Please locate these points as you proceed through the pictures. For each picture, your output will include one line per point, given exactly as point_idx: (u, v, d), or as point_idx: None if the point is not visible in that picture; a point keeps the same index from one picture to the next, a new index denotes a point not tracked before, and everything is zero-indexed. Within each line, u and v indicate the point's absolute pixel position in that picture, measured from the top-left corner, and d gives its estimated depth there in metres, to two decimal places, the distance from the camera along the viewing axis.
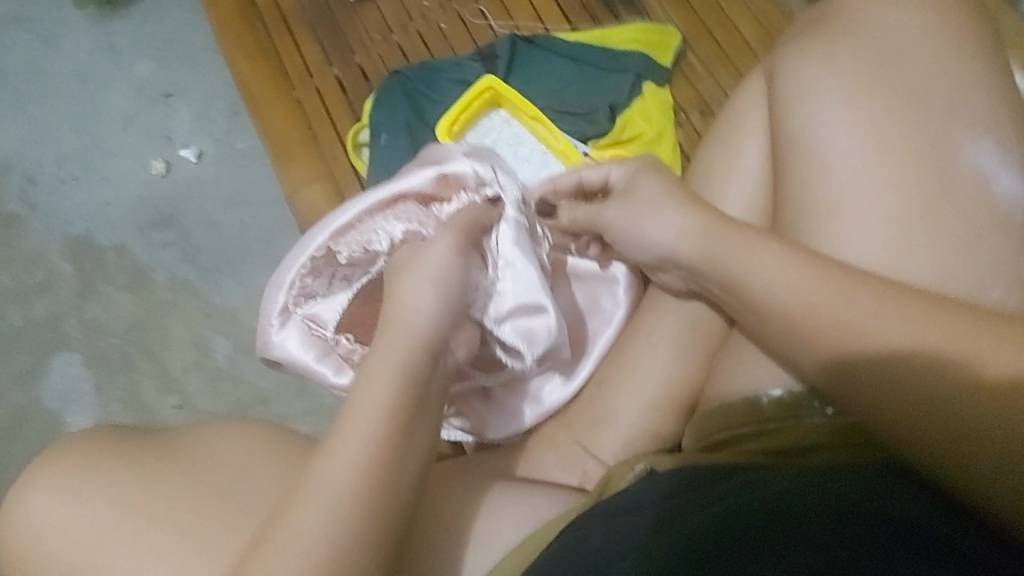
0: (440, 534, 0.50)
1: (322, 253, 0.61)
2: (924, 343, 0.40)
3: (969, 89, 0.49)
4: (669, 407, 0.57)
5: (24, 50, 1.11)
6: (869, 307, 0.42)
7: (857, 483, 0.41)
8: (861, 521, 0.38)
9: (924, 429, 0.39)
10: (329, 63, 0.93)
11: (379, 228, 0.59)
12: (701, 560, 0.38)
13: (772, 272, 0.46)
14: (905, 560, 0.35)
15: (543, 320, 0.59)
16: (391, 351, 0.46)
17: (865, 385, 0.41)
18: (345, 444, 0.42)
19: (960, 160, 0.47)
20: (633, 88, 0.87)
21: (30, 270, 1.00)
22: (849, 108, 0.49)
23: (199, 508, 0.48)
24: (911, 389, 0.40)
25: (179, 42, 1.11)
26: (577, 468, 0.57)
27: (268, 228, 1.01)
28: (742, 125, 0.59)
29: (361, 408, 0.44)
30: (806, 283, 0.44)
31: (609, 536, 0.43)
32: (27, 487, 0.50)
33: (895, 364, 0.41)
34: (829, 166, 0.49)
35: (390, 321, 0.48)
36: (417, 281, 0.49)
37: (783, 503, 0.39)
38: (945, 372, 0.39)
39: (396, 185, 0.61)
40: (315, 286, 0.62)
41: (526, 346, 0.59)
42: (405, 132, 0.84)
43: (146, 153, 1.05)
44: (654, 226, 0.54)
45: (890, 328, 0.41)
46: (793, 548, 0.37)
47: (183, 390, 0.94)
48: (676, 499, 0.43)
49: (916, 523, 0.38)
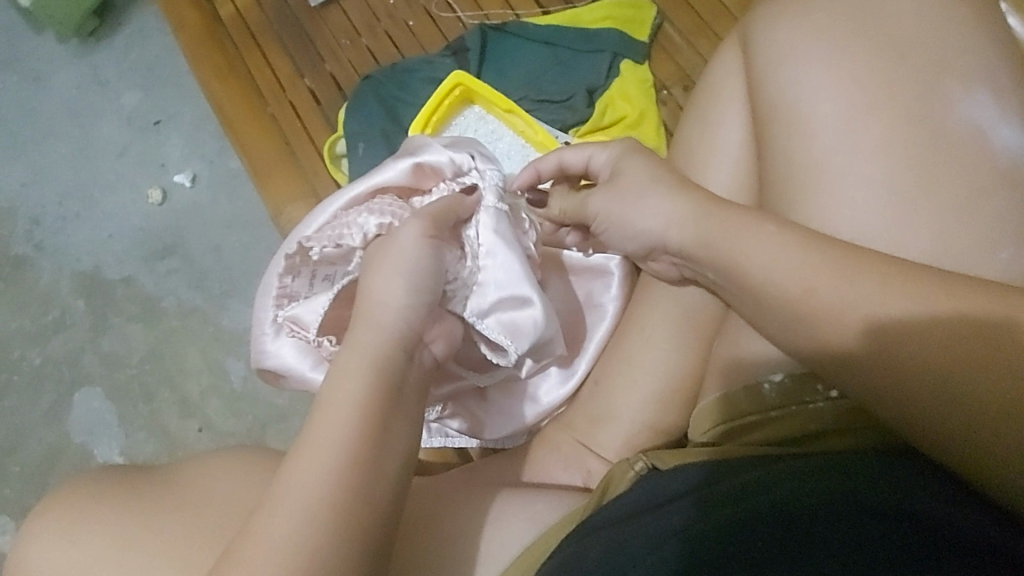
0: (447, 550, 0.49)
1: (297, 251, 0.61)
2: (931, 326, 0.37)
3: (957, 37, 0.46)
4: (668, 398, 0.56)
5: (13, 92, 1.12)
6: (869, 290, 0.39)
7: (863, 476, 0.41)
8: (860, 513, 0.38)
9: (936, 417, 0.37)
10: (301, 74, 0.92)
11: (351, 222, 0.59)
12: (707, 562, 0.38)
13: (759, 258, 0.43)
14: (902, 550, 0.36)
15: (528, 312, 0.59)
16: (359, 362, 0.45)
17: (871, 371, 0.39)
18: (317, 461, 0.41)
19: (949, 115, 0.44)
20: (610, 69, 0.85)
21: (44, 310, 1.01)
22: (831, 70, 0.46)
23: (210, 541, 0.48)
24: (920, 376, 0.37)
25: (160, 68, 1.11)
26: (580, 467, 0.57)
27: (267, 245, 1.00)
28: (719, 100, 0.57)
29: (333, 422, 0.42)
30: (799, 269, 0.41)
31: (613, 549, 0.42)
32: (43, 531, 0.51)
33: (902, 349, 0.38)
34: (813, 135, 0.46)
35: (363, 313, 0.47)
36: (385, 273, 0.48)
37: (783, 500, 0.40)
38: (958, 357, 0.37)
39: (373, 179, 0.62)
40: (296, 286, 0.61)
41: (510, 339, 0.58)
42: (381, 139, 0.84)
43: (143, 182, 1.06)
44: (630, 209, 0.51)
45: (895, 311, 0.38)
46: (793, 546, 0.37)
47: (203, 414, 0.95)
48: (680, 506, 0.43)
49: (913, 508, 0.38)
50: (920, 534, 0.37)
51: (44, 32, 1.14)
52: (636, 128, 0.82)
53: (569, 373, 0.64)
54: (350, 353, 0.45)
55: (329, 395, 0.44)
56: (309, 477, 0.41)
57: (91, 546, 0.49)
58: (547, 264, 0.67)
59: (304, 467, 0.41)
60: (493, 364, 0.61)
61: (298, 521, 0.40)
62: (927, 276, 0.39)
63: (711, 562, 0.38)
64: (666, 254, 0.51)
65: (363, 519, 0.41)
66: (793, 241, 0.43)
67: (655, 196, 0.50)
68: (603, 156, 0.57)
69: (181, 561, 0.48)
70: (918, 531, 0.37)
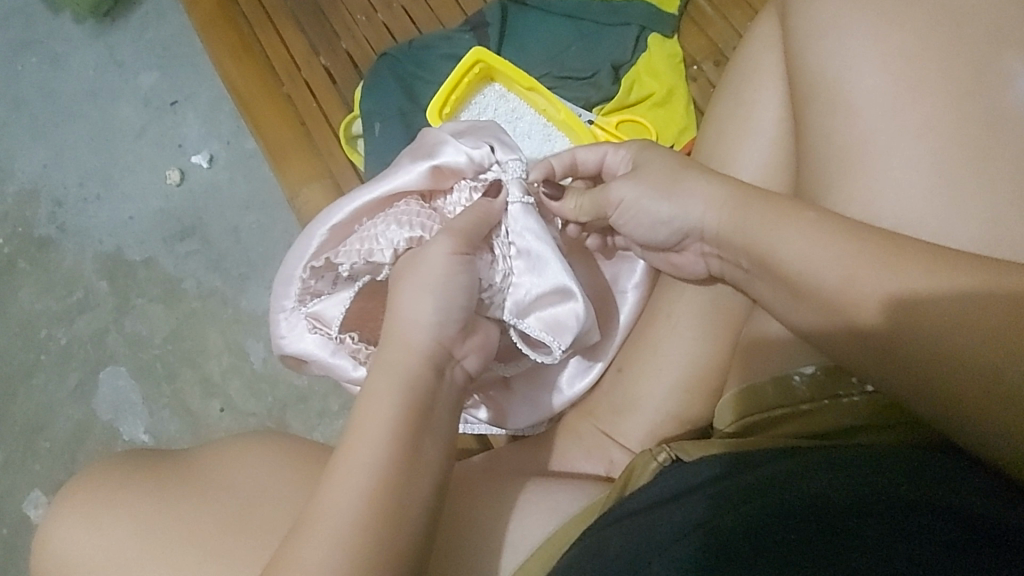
0: (467, 539, 0.48)
1: (325, 263, 0.59)
2: (978, 314, 0.35)
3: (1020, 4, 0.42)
4: (694, 389, 0.55)
5: (32, 72, 1.12)
6: (907, 278, 0.37)
7: (896, 470, 0.38)
8: (901, 511, 0.36)
9: (979, 414, 0.35)
10: (316, 53, 0.90)
11: (380, 235, 0.56)
12: (736, 558, 0.36)
13: (791, 247, 0.42)
14: (948, 551, 0.34)
15: (567, 306, 0.58)
16: (392, 370, 0.45)
17: (910, 365, 0.37)
18: (347, 465, 0.42)
19: (1009, 93, 0.41)
20: (637, 42, 0.82)
21: (68, 290, 1.02)
22: (877, 42, 0.43)
23: (234, 526, 0.49)
24: (965, 371, 0.35)
25: (178, 49, 1.10)
26: (602, 457, 0.56)
27: (285, 227, 1.00)
28: (755, 77, 0.54)
29: (367, 424, 0.43)
30: (837, 260, 0.39)
31: (630, 539, 0.41)
32: (67, 515, 0.51)
33: (945, 340, 0.35)
34: (855, 114, 0.43)
35: (393, 337, 0.47)
36: (416, 292, 0.47)
37: (817, 498, 0.37)
38: (1007, 347, 0.34)
39: (392, 186, 0.60)
40: (320, 286, 0.60)
41: (553, 336, 0.57)
42: (399, 120, 0.81)
43: (161, 163, 1.05)
44: (659, 199, 0.50)
45: (937, 299, 0.36)
46: (829, 546, 0.35)
47: (225, 394, 0.95)
48: (697, 497, 0.42)
49: (959, 506, 0.36)
50: (959, 531, 0.35)
51: (62, 12, 1.13)
52: (664, 107, 0.79)
53: (590, 364, 0.62)
54: (382, 370, 0.45)
55: (360, 400, 0.44)
56: (342, 486, 0.41)
57: (118, 529, 0.50)
58: (572, 251, 0.64)
59: (340, 473, 0.42)
60: (529, 358, 0.60)
61: (329, 522, 0.40)
62: (973, 262, 0.36)
63: (733, 554, 0.36)
64: (696, 244, 0.50)
65: (388, 516, 0.41)
66: (826, 229, 0.41)
67: (686, 195, 0.49)
68: (619, 156, 0.56)
69: (204, 546, 0.48)
70: (957, 528, 0.35)
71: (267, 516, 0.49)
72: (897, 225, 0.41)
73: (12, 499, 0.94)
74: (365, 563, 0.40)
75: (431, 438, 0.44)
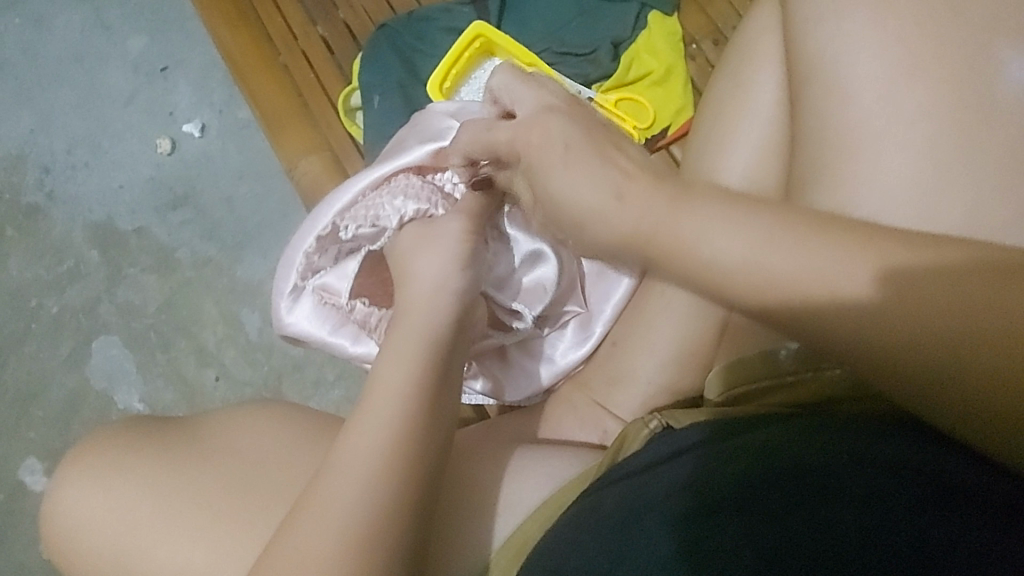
0: (466, 504, 0.50)
1: (329, 231, 0.61)
2: (972, 301, 0.34)
3: None
4: (686, 363, 0.56)
5: (16, 34, 1.09)
6: (908, 255, 0.35)
7: (874, 438, 0.40)
8: (879, 471, 0.38)
9: (940, 391, 0.34)
10: (313, 22, 0.88)
11: (387, 203, 0.58)
12: (724, 513, 0.38)
13: (742, 243, 0.37)
14: (921, 509, 0.36)
15: (539, 272, 0.62)
16: (408, 347, 0.48)
17: (909, 359, 0.34)
18: (357, 441, 0.44)
19: (1000, 83, 0.41)
20: (637, 21, 0.82)
21: (59, 259, 1.01)
22: (873, 28, 0.43)
23: (237, 490, 0.50)
24: (959, 363, 0.34)
25: (168, 13, 1.08)
26: (596, 426, 0.58)
27: (279, 198, 1.00)
28: (752, 59, 0.54)
29: (381, 397, 0.45)
30: (798, 236, 0.37)
31: (623, 496, 0.43)
32: (71, 481, 0.52)
33: (946, 334, 0.34)
34: (851, 97, 0.43)
35: (408, 307, 0.51)
36: (435, 258, 0.53)
37: (797, 460, 0.39)
38: (1003, 336, 0.33)
39: (396, 162, 0.61)
40: (322, 262, 0.62)
41: (526, 305, 0.62)
42: (398, 92, 0.81)
43: (152, 131, 1.04)
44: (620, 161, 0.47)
45: (925, 274, 0.34)
46: (809, 503, 0.37)
47: (220, 363, 0.96)
48: (686, 461, 0.43)
49: (934, 472, 0.38)
50: (934, 493, 0.36)
51: None
52: (663, 87, 0.79)
53: (585, 335, 0.65)
54: (394, 348, 0.48)
55: (375, 378, 0.47)
56: (348, 457, 0.43)
57: (123, 493, 0.51)
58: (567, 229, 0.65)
59: (351, 439, 0.44)
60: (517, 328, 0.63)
61: (339, 487, 0.42)
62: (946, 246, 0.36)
63: (721, 508, 0.38)
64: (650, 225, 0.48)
65: (390, 483, 0.42)
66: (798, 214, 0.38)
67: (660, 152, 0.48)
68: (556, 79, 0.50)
69: (208, 508, 0.50)
70: (931, 487, 0.37)
71: (270, 481, 0.50)
72: (869, 212, 0.43)
73: (8, 465, 0.95)
74: (372, 527, 0.41)
75: (436, 405, 0.46)
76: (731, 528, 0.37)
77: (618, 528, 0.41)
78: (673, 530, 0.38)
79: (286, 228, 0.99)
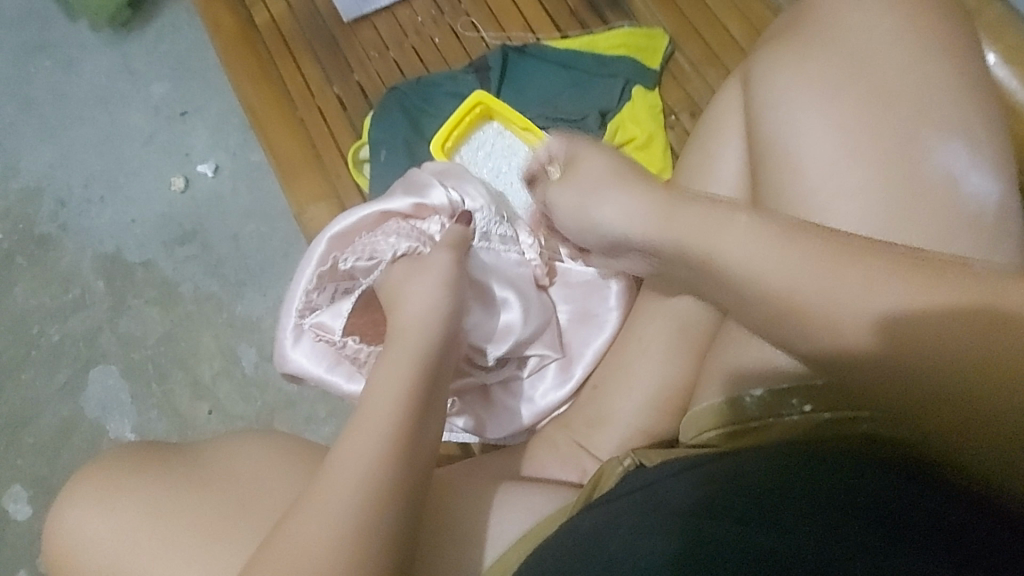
0: (448, 536, 0.53)
1: (326, 269, 0.65)
2: (971, 343, 0.38)
3: (940, 89, 0.46)
4: (662, 409, 0.60)
5: (46, 76, 1.16)
6: (906, 282, 0.39)
7: (853, 455, 0.45)
8: (858, 487, 0.42)
9: (926, 400, 0.39)
10: (329, 81, 0.96)
11: (383, 239, 0.63)
12: (721, 521, 0.42)
13: (747, 245, 0.44)
14: (893, 521, 0.40)
15: (508, 318, 0.67)
16: (396, 384, 0.51)
17: (915, 389, 0.39)
18: (341, 470, 0.46)
19: (926, 166, 0.45)
20: (622, 94, 0.89)
21: (65, 288, 1.05)
22: (817, 113, 0.47)
23: (227, 517, 0.53)
24: (943, 379, 0.38)
25: (192, 63, 1.15)
26: (576, 465, 0.61)
27: (283, 239, 1.05)
28: (720, 133, 0.60)
29: (367, 427, 0.49)
30: (798, 253, 0.42)
31: (617, 514, 0.47)
32: (70, 503, 0.55)
33: (945, 367, 0.38)
34: (801, 173, 0.47)
35: (400, 335, 0.55)
36: (421, 294, 0.57)
37: (784, 479, 0.43)
38: (1000, 374, 0.37)
39: (383, 207, 0.67)
40: (319, 301, 0.66)
41: (493, 345, 0.67)
42: (404, 149, 0.87)
43: (167, 171, 1.10)
44: (596, 203, 0.53)
45: (913, 294, 0.39)
46: (796, 512, 0.41)
47: (213, 397, 0.99)
48: (686, 479, 0.47)
49: (907, 489, 0.42)
50: (904, 507, 0.41)
51: (79, 21, 1.18)
52: (645, 152, 0.86)
53: (566, 376, 0.69)
54: (383, 381, 0.52)
55: (362, 408, 0.50)
56: (336, 485, 0.46)
57: (116, 516, 0.53)
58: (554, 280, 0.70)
59: (338, 467, 0.47)
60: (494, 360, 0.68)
61: (325, 511, 0.45)
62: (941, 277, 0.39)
63: (716, 518, 0.42)
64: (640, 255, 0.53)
65: (376, 511, 0.45)
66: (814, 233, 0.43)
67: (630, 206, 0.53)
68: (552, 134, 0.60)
69: (200, 533, 0.52)
70: (903, 502, 0.41)
71: (260, 509, 0.53)
72: None
73: None
74: (357, 550, 0.44)
75: (420, 440, 0.49)
76: (730, 534, 0.41)
77: (614, 537, 0.45)
78: (674, 536, 0.42)
79: (287, 268, 1.03)
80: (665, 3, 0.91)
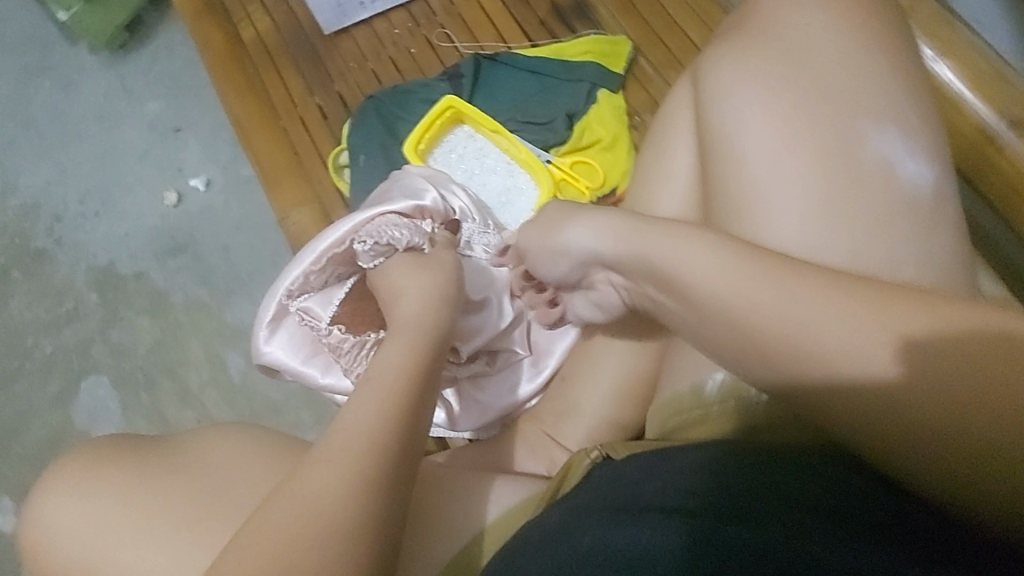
0: (418, 526, 0.54)
1: (330, 254, 0.67)
2: (934, 357, 0.37)
3: (870, 79, 0.49)
4: (626, 398, 0.61)
5: (45, 96, 1.20)
6: (851, 299, 0.39)
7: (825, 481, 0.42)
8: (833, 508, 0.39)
9: (887, 416, 0.37)
10: (313, 93, 0.99)
11: (393, 231, 0.65)
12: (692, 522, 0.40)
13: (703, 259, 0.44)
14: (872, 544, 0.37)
15: (482, 318, 0.69)
16: (380, 384, 0.51)
17: (906, 408, 0.37)
18: (323, 470, 0.46)
19: (864, 151, 0.47)
20: (589, 97, 0.91)
21: (59, 301, 1.07)
22: (761, 103, 0.49)
23: (200, 508, 0.53)
24: (899, 393, 0.37)
25: (185, 81, 1.19)
26: (545, 456, 0.62)
27: (272, 248, 1.07)
28: (673, 128, 0.62)
29: (350, 423, 0.49)
30: (749, 273, 0.42)
31: (591, 505, 0.46)
32: (48, 497, 0.56)
33: (934, 384, 0.36)
34: (745, 161, 0.49)
35: (400, 326, 0.57)
36: (418, 304, 0.59)
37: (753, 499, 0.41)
38: (982, 392, 0.35)
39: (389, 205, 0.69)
40: (314, 284, 0.68)
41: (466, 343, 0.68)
42: (380, 152, 0.90)
43: (159, 184, 1.13)
44: (583, 226, 0.54)
45: (859, 306, 0.39)
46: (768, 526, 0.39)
47: (201, 404, 1.00)
48: (658, 490, 0.45)
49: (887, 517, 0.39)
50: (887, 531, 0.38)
51: (77, 42, 1.23)
52: (611, 152, 0.89)
53: (538, 369, 0.71)
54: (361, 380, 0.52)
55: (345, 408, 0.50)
56: (317, 478, 0.46)
57: (92, 508, 0.55)
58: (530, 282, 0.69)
59: (322, 462, 0.46)
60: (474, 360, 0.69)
61: (292, 497, 0.45)
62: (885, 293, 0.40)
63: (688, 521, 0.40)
64: (604, 275, 0.54)
65: (348, 498, 0.45)
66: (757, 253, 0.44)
67: (606, 219, 0.54)
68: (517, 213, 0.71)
69: (174, 523, 0.53)
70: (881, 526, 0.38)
71: (233, 499, 0.54)
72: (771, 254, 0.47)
73: None
74: (325, 540, 0.43)
75: (410, 452, 0.49)
76: (700, 534, 0.38)
77: (580, 542, 0.42)
78: (644, 534, 0.40)
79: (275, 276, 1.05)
80: (631, 12, 0.94)
